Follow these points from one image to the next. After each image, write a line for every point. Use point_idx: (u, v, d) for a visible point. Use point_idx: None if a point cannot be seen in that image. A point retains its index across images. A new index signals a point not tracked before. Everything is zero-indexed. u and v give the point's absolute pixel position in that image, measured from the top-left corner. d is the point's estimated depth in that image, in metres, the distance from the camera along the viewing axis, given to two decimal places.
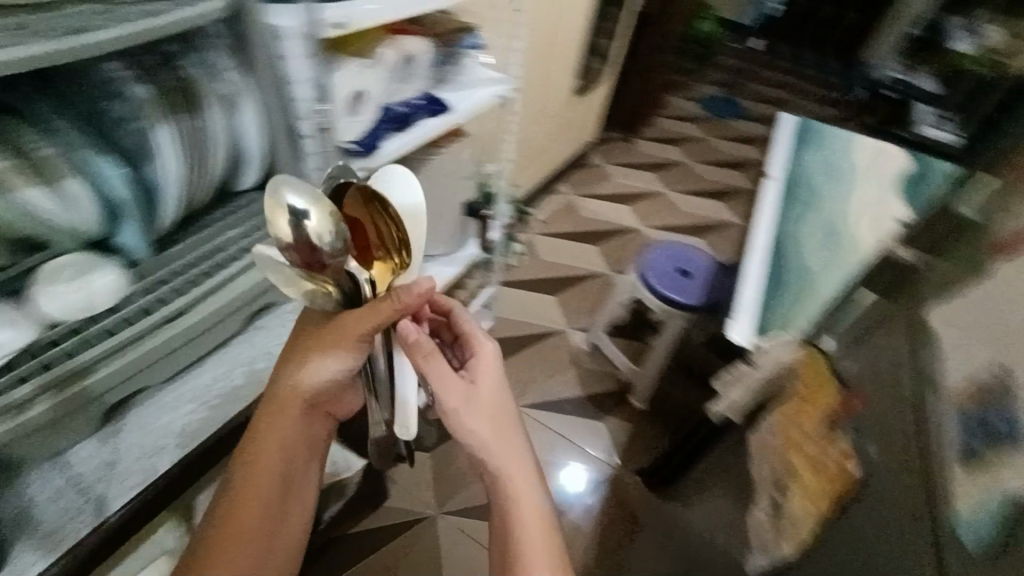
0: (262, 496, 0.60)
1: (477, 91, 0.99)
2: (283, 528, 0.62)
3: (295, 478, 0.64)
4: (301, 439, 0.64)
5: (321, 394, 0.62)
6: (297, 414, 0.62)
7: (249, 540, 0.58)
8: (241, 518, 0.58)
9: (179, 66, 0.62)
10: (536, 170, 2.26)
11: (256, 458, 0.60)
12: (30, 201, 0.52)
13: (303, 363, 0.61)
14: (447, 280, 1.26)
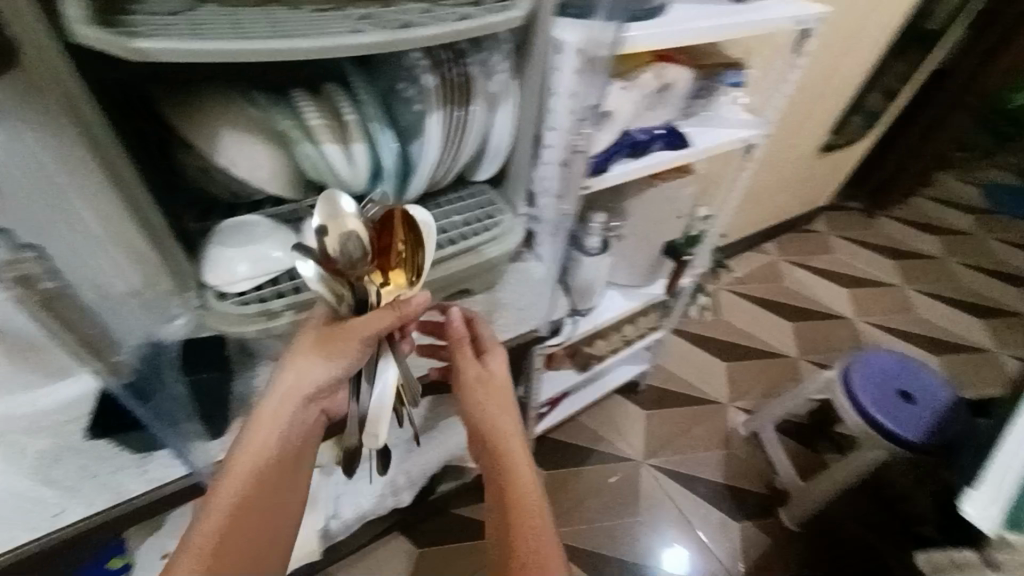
0: (253, 488, 0.50)
1: (725, 132, 0.93)
2: (275, 527, 0.51)
3: (289, 474, 0.54)
4: (296, 429, 0.54)
5: (322, 388, 0.54)
6: (293, 407, 0.53)
7: (238, 532, 0.49)
8: (229, 509, 0.49)
9: (466, 63, 0.66)
10: (749, 223, 2.04)
11: (253, 445, 0.52)
12: (328, 153, 0.63)
13: (308, 356, 0.53)
14: (621, 313, 1.21)
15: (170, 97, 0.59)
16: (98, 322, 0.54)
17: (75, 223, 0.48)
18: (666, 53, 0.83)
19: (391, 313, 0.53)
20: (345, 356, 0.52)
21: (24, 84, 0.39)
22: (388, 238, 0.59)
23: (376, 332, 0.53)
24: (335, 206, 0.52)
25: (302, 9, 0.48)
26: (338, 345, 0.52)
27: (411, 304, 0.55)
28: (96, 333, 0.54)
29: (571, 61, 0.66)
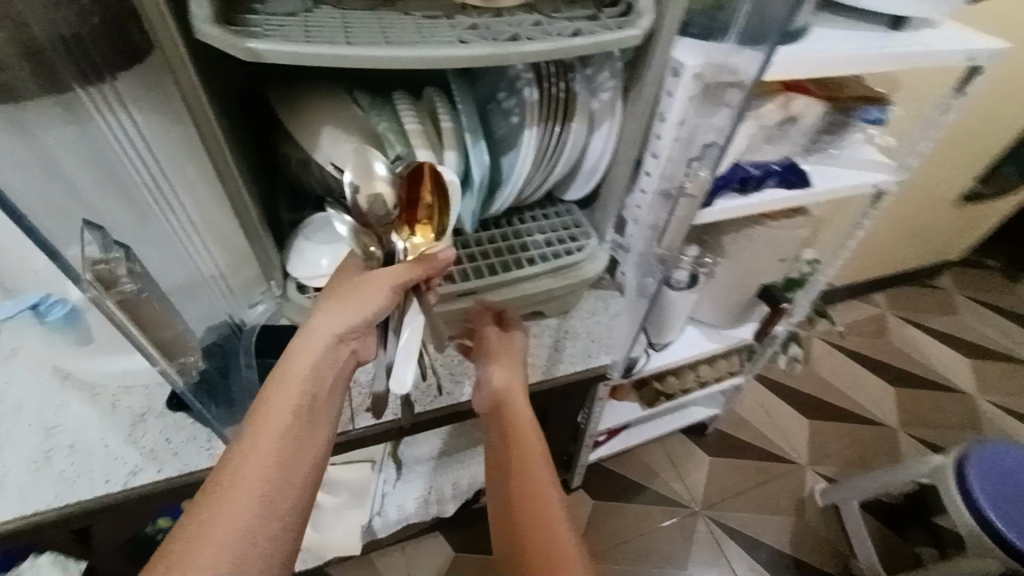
0: (280, 422, 0.47)
1: (852, 175, 0.83)
2: (298, 465, 0.47)
3: (320, 414, 0.49)
4: (328, 369, 0.50)
5: (354, 331, 0.50)
6: (319, 345, 0.49)
7: (259, 465, 0.46)
8: (255, 440, 0.46)
9: (570, 78, 0.64)
10: (861, 270, 1.82)
11: (280, 378, 0.49)
12: (418, 158, 0.61)
13: (338, 298, 0.50)
14: (700, 353, 1.12)
15: (282, 92, 0.62)
16: (171, 326, 0.54)
17: (178, 206, 0.50)
18: (801, 81, 0.73)
19: (414, 270, 0.50)
20: (371, 300, 0.50)
21: (151, 77, 0.42)
22: (420, 195, 0.55)
23: (401, 279, 0.50)
24: (363, 161, 0.51)
25: (412, 15, 0.48)
26: (363, 289, 0.50)
27: (439, 257, 0.52)
28: (168, 336, 0.53)
29: (687, 88, 0.58)
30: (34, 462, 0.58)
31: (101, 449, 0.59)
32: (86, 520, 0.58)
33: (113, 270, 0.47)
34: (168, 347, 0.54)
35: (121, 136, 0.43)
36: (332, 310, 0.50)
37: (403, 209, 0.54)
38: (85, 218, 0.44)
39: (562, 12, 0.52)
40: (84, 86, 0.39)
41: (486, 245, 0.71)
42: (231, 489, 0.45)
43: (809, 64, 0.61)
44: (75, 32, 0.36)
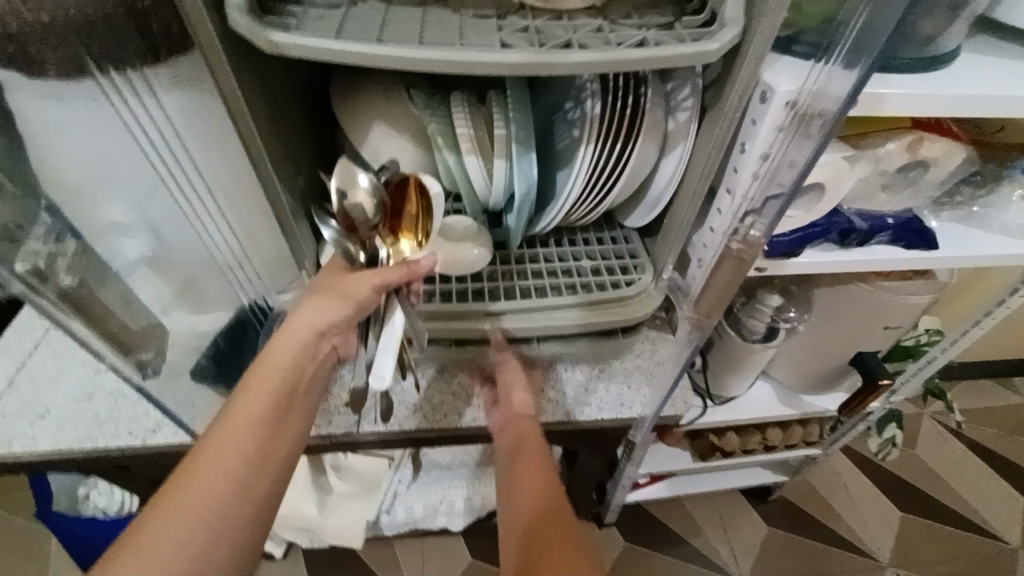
0: (257, 415, 0.47)
1: (1000, 242, 0.66)
2: (274, 458, 0.47)
3: (295, 410, 0.50)
4: (307, 367, 0.51)
5: (336, 327, 0.52)
6: (304, 335, 0.51)
7: (233, 456, 0.45)
8: (228, 433, 0.46)
9: (641, 93, 0.56)
10: (1005, 347, 1.51)
11: (263, 366, 0.50)
12: (467, 165, 0.58)
13: (326, 292, 0.52)
14: (768, 416, 0.98)
15: (344, 83, 0.62)
16: (122, 318, 0.56)
17: (202, 191, 0.53)
18: (942, 119, 0.59)
19: (392, 276, 0.51)
20: (354, 297, 0.51)
21: (185, 66, 0.43)
22: (404, 202, 0.55)
23: (383, 280, 0.50)
24: (349, 174, 0.52)
25: (461, 13, 0.45)
26: (350, 285, 0.51)
27: (419, 264, 0.51)
28: (119, 329, 0.56)
29: (775, 117, 0.48)
30: (79, 399, 0.66)
31: (132, 401, 0.66)
32: (110, 460, 0.65)
33: (53, 261, 0.49)
34: (121, 342, 0.57)
35: (145, 120, 0.46)
36: (319, 303, 0.51)
37: (387, 219, 0.55)
38: (49, 204, 0.47)
39: (631, 17, 0.45)
40: (104, 74, 0.42)
41: (526, 263, 0.66)
42: (201, 479, 0.44)
43: (948, 99, 0.48)
44: (95, 17, 0.38)
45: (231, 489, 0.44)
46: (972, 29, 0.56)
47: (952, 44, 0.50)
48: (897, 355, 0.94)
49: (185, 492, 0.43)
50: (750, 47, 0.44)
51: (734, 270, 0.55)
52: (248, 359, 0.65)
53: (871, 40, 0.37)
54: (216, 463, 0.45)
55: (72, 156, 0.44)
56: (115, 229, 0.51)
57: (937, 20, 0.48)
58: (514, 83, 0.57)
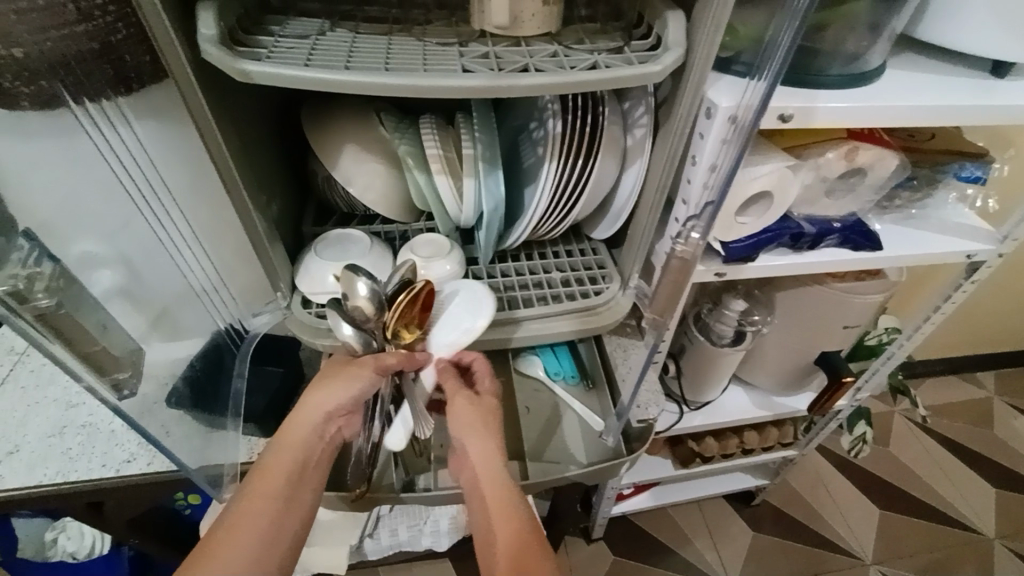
0: (272, 493, 0.51)
1: (938, 240, 0.71)
2: (285, 533, 0.50)
3: (307, 488, 0.53)
4: (317, 445, 0.55)
5: (342, 409, 0.55)
6: (315, 416, 0.54)
7: (250, 534, 0.49)
8: (247, 508, 0.50)
9: (599, 112, 0.59)
10: (962, 341, 1.58)
11: (282, 445, 0.54)
12: (437, 185, 0.61)
13: (332, 376, 0.55)
14: (743, 419, 1.01)
15: (314, 110, 0.64)
16: (101, 341, 0.53)
17: (177, 220, 0.54)
18: (875, 129, 0.64)
19: (392, 360, 0.54)
20: (358, 380, 0.54)
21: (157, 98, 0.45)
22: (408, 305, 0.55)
23: (384, 364, 0.54)
24: (351, 278, 0.54)
25: (425, 41, 0.48)
26: (357, 368, 0.54)
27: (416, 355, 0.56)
28: (96, 351, 0.52)
29: (720, 130, 0.51)
30: (50, 435, 0.65)
31: (106, 434, 0.66)
32: (83, 496, 0.63)
33: (31, 283, 0.46)
34: (97, 362, 0.52)
35: (119, 147, 0.47)
36: (325, 392, 0.54)
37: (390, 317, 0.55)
38: (27, 228, 0.47)
39: (583, 43, 0.49)
40: (79, 105, 0.43)
41: (497, 276, 0.67)
42: (227, 539, 0.48)
43: (874, 111, 0.53)
44: (70, 53, 0.39)
45: (245, 559, 0.48)
46: (895, 47, 0.62)
47: (876, 61, 0.55)
48: (857, 347, 1.01)
49: (215, 550, 0.48)
50: (693, 65, 0.47)
51: (679, 276, 0.58)
52: (230, 386, 0.66)
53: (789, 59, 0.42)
54: (241, 524, 0.49)
55: (47, 191, 0.45)
56: (90, 262, 0.51)
57: (861, 38, 0.53)
58: (479, 105, 0.60)
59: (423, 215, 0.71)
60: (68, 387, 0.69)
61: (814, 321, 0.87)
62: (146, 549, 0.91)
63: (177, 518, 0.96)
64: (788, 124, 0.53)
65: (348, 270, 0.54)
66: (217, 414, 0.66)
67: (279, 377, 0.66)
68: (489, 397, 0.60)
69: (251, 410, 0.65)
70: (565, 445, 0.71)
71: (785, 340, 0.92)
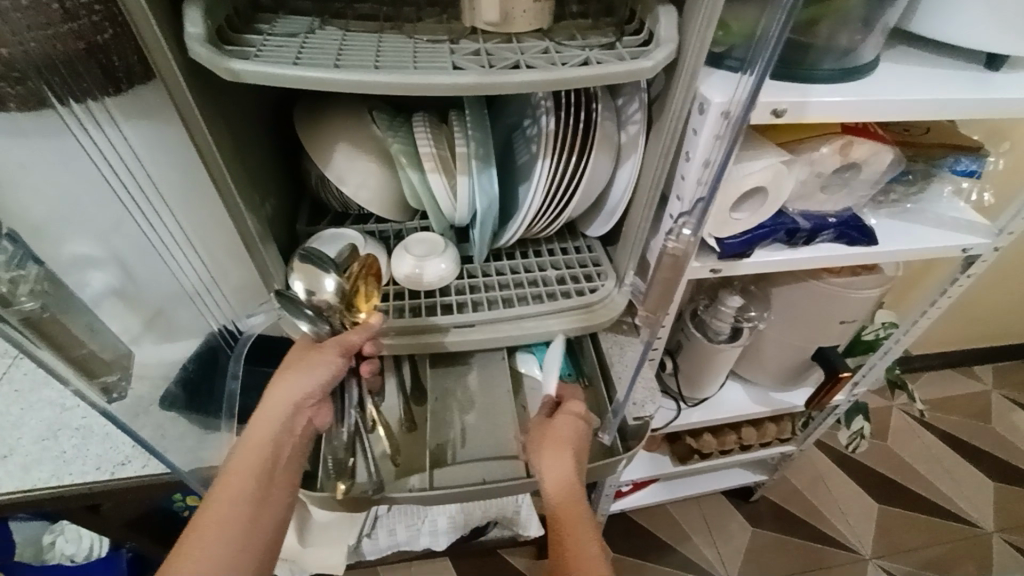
0: (238, 497, 0.51)
1: (934, 234, 0.71)
2: (257, 534, 0.50)
3: (278, 487, 0.53)
4: (288, 440, 0.54)
5: (310, 398, 0.54)
6: (281, 409, 0.54)
7: (222, 529, 0.49)
8: (215, 513, 0.50)
9: (592, 108, 0.59)
10: (959, 336, 1.59)
11: (251, 441, 0.53)
12: (431, 183, 0.60)
13: (296, 366, 0.55)
14: (741, 415, 1.01)
15: (306, 109, 0.63)
16: (90, 345, 0.53)
17: (168, 221, 0.54)
18: (869, 123, 0.64)
19: (353, 336, 0.54)
20: (323, 367, 0.54)
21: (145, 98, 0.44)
22: (360, 279, 0.58)
23: (346, 344, 0.54)
24: (314, 267, 0.56)
25: (415, 39, 0.47)
26: (318, 355, 0.54)
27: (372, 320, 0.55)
28: (84, 354, 0.53)
29: (713, 127, 0.51)
30: (45, 438, 0.65)
31: (101, 437, 0.65)
32: (78, 498, 0.63)
33: (14, 287, 0.46)
34: (85, 366, 0.53)
35: (108, 149, 0.47)
36: (288, 381, 0.54)
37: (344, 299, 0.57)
38: (11, 230, 0.47)
39: (575, 39, 0.49)
40: (66, 106, 0.42)
41: (491, 275, 0.67)
42: (203, 535, 0.49)
43: (868, 106, 0.53)
44: (55, 53, 0.39)
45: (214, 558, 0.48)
46: (890, 40, 0.62)
47: (870, 56, 0.55)
48: (852, 344, 1.00)
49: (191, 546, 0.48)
50: (685, 61, 0.47)
51: (673, 269, 0.59)
52: (223, 387, 0.66)
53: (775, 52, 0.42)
54: (215, 518, 0.50)
55: (35, 194, 0.45)
56: (83, 262, 0.51)
57: (855, 32, 0.53)
58: (472, 103, 0.60)
59: (417, 214, 0.71)
60: (61, 390, 0.69)
61: (811, 317, 0.86)
62: (144, 551, 0.91)
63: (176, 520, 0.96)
64: (782, 119, 0.53)
65: (305, 256, 0.57)
66: (210, 415, 0.66)
67: (270, 377, 0.67)
68: (570, 420, 0.64)
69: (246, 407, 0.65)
70: None
71: (782, 336, 0.92)
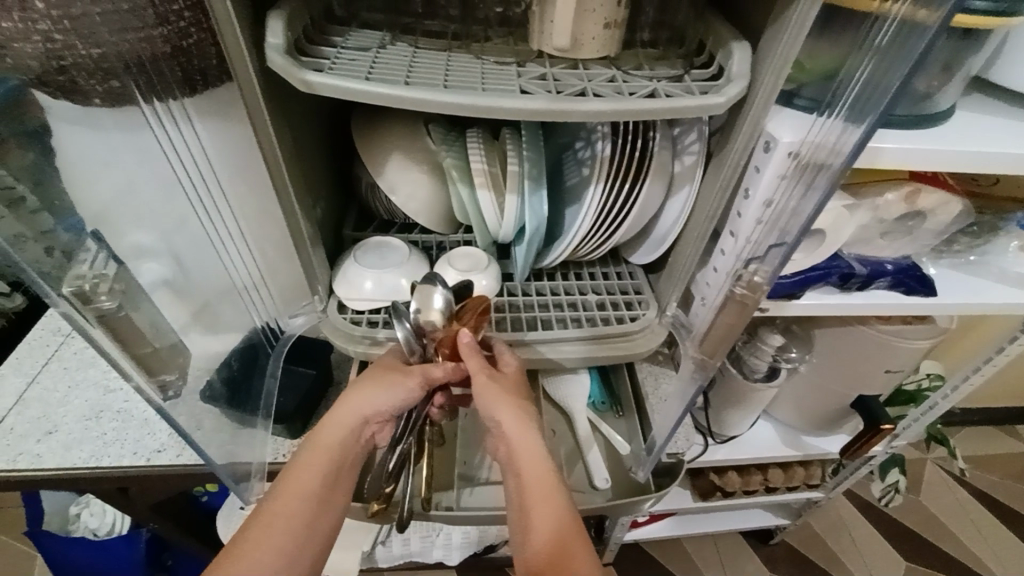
0: (304, 494, 0.52)
1: (997, 289, 0.68)
2: (315, 535, 0.52)
3: (338, 492, 0.55)
4: (352, 448, 0.56)
5: (379, 415, 0.56)
6: (351, 416, 0.55)
7: (288, 524, 0.51)
8: (280, 508, 0.51)
9: (649, 137, 0.59)
10: (1005, 393, 1.51)
11: (320, 442, 0.55)
12: (479, 199, 0.60)
13: (374, 380, 0.56)
14: (769, 456, 0.98)
15: (364, 117, 0.64)
16: (153, 341, 0.55)
17: (226, 218, 0.55)
18: (938, 170, 0.62)
19: (437, 371, 0.57)
20: (396, 389, 0.55)
21: (220, 96, 0.46)
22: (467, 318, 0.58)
23: (430, 375, 0.56)
24: (426, 288, 0.57)
25: (483, 59, 0.48)
26: (399, 376, 0.55)
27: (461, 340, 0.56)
28: (147, 352, 0.54)
29: (777, 166, 0.50)
30: (88, 418, 0.67)
31: (140, 422, 0.67)
32: (113, 480, 0.65)
33: (95, 285, 0.48)
34: (146, 362, 0.55)
35: (180, 146, 0.48)
36: (359, 395, 0.55)
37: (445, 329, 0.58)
38: (94, 229, 0.49)
39: (643, 69, 0.48)
40: (149, 104, 0.44)
41: (532, 294, 0.66)
42: (272, 527, 0.51)
43: (941, 155, 0.51)
44: (144, 54, 0.40)
45: (280, 553, 0.50)
46: (965, 87, 0.59)
47: (946, 103, 0.53)
48: (897, 392, 0.95)
49: (264, 533, 0.51)
50: (754, 99, 0.46)
51: (739, 314, 0.56)
52: (261, 386, 0.67)
53: (885, 88, 0.38)
54: (283, 513, 0.51)
55: (106, 186, 0.46)
56: (142, 254, 0.52)
57: (933, 78, 0.51)
58: (528, 123, 0.60)
59: (460, 228, 0.71)
60: (106, 371, 0.71)
61: (858, 362, 0.83)
62: (164, 533, 0.93)
63: (194, 505, 0.97)
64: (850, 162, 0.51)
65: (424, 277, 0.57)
66: (248, 413, 0.68)
67: (308, 378, 0.68)
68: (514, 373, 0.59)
69: (281, 409, 0.66)
70: (587, 474, 0.69)
71: (822, 378, 0.89)
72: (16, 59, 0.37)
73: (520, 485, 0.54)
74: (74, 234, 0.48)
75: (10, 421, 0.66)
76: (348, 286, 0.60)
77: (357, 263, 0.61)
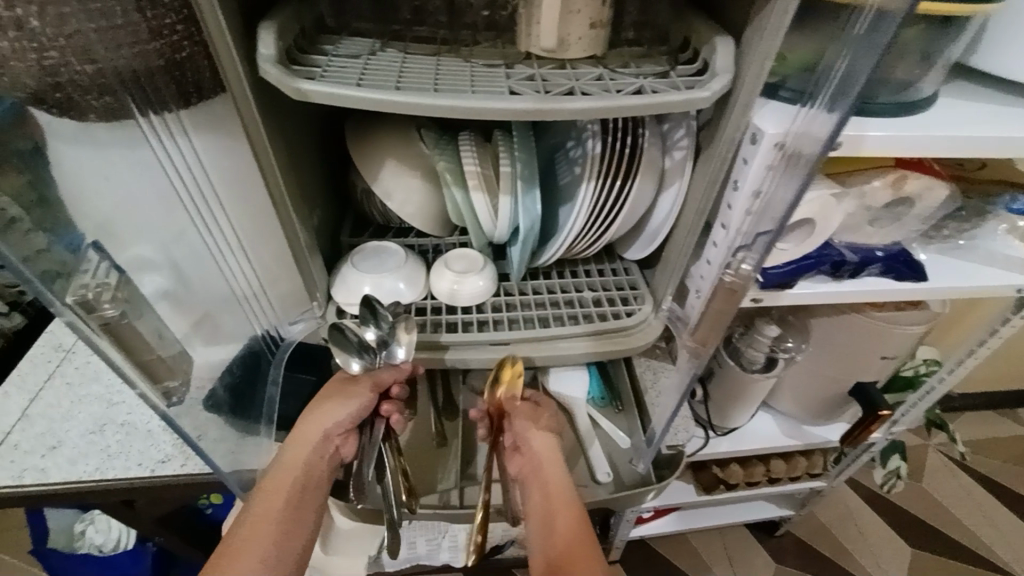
0: (277, 514, 0.53)
1: (987, 272, 0.69)
2: (286, 556, 0.51)
3: (307, 510, 0.54)
4: (318, 463, 0.58)
5: (339, 427, 0.59)
6: (315, 432, 0.58)
7: (261, 545, 0.50)
8: (248, 534, 0.51)
9: (639, 134, 0.60)
10: (1003, 376, 1.52)
11: (287, 461, 0.57)
12: (473, 202, 0.61)
13: (333, 397, 0.60)
14: (770, 448, 0.99)
15: (356, 124, 0.65)
16: (157, 349, 0.54)
17: (223, 227, 0.55)
18: (922, 157, 0.63)
19: (386, 375, 0.61)
20: (353, 399, 0.60)
21: (216, 110, 0.47)
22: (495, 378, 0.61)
23: (379, 380, 0.61)
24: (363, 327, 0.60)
25: (472, 62, 0.49)
26: (354, 386, 0.61)
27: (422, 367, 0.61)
28: (153, 360, 0.54)
29: (764, 157, 0.51)
30: (91, 432, 0.67)
31: (143, 434, 0.67)
32: (119, 493, 0.65)
33: (99, 294, 0.47)
34: (151, 370, 0.54)
35: (177, 158, 0.49)
36: (323, 408, 0.59)
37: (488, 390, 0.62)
38: (92, 238, 0.47)
39: (631, 67, 0.49)
40: (145, 117, 0.45)
41: (528, 292, 0.67)
42: (243, 552, 0.50)
43: (924, 141, 0.52)
44: (140, 68, 0.41)
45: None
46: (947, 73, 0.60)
47: (928, 90, 0.54)
48: (897, 377, 0.96)
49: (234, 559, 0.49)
50: (740, 91, 0.47)
51: (728, 300, 0.58)
52: (265, 394, 0.69)
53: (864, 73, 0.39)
54: (252, 537, 0.51)
55: (103, 198, 0.46)
56: (141, 265, 0.52)
57: (912, 66, 0.52)
58: (520, 125, 0.61)
59: (456, 230, 0.72)
60: (108, 385, 0.71)
61: (851, 350, 0.84)
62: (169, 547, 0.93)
63: (200, 517, 0.97)
64: (836, 152, 0.52)
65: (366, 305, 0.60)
66: (252, 420, 0.69)
67: (310, 384, 0.70)
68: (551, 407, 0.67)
69: (287, 415, 0.69)
70: (589, 469, 0.70)
71: (819, 367, 0.90)
72: (12, 78, 0.38)
73: (540, 492, 0.58)
74: (74, 250, 0.46)
75: (13, 437, 0.66)
76: (341, 291, 0.62)
77: (354, 268, 0.63)
